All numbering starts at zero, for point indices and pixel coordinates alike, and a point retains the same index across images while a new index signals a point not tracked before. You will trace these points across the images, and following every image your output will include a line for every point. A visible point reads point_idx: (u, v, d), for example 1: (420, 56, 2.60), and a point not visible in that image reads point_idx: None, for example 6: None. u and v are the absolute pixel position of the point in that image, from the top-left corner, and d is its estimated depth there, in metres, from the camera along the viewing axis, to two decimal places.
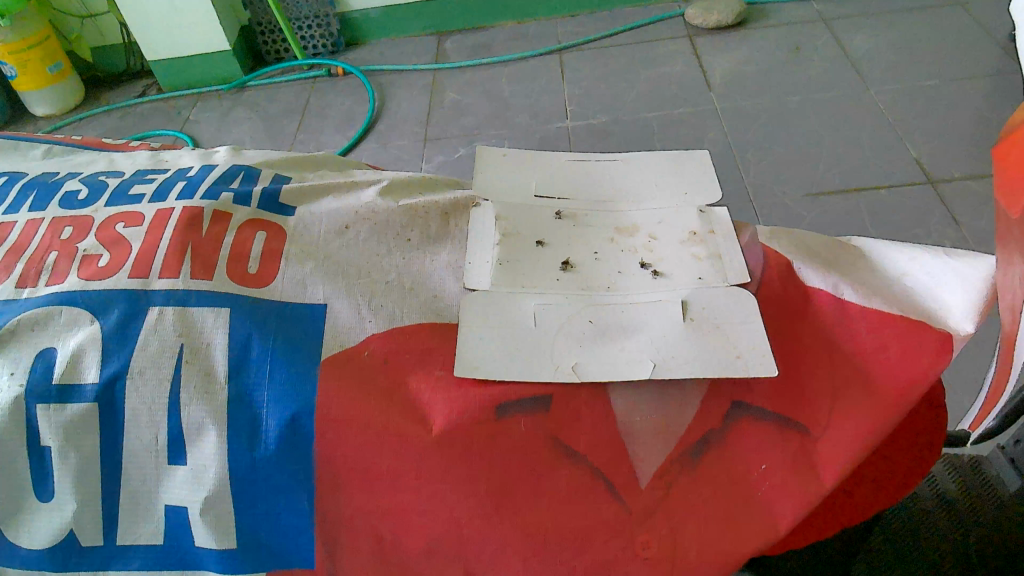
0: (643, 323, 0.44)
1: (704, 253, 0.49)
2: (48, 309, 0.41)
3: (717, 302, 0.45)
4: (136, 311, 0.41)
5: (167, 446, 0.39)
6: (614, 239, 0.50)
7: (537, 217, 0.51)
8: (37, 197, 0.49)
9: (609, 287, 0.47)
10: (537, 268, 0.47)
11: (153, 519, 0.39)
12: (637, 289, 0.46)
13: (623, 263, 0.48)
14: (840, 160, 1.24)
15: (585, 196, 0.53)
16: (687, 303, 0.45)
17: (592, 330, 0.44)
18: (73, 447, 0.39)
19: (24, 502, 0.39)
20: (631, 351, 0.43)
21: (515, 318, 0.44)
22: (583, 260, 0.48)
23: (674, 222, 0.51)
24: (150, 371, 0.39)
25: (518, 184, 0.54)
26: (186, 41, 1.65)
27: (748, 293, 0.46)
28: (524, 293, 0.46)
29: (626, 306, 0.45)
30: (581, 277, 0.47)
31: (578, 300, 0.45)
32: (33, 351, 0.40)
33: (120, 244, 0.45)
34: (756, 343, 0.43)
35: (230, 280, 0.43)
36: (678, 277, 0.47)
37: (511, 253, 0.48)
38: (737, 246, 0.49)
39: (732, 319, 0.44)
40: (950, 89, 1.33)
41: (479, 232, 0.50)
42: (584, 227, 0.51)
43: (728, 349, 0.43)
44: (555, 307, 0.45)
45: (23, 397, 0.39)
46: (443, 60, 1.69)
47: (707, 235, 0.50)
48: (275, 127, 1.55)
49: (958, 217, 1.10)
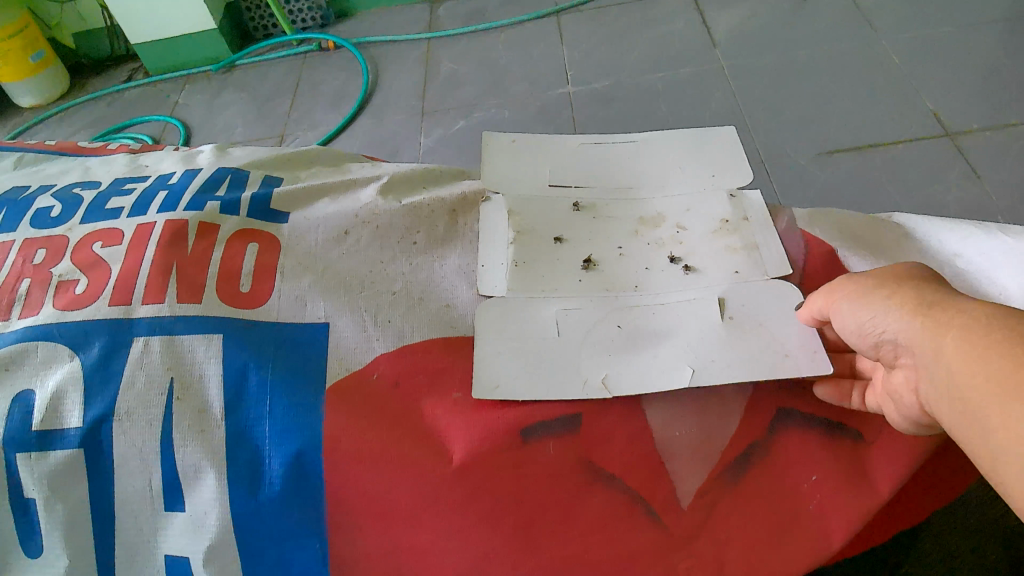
0: (677, 329, 0.41)
1: (739, 243, 0.45)
2: (23, 345, 0.37)
3: (757, 298, 0.41)
4: (119, 343, 0.37)
5: (163, 492, 0.35)
6: (639, 232, 0.46)
7: (552, 210, 0.47)
8: (6, 217, 0.45)
9: (636, 287, 0.43)
10: (554, 268, 0.44)
11: (152, 571, 0.35)
12: (668, 289, 0.43)
13: (650, 258, 0.44)
14: (855, 115, 1.19)
15: (603, 185, 0.49)
16: (723, 302, 0.41)
17: (621, 337, 0.41)
18: (58, 499, 0.35)
19: (9, 562, 0.35)
20: (666, 359, 0.40)
21: (535, 327, 0.41)
22: (605, 257, 0.44)
23: (703, 208, 0.47)
24: (139, 412, 0.36)
25: (531, 173, 0.50)
26: (168, 21, 1.58)
27: (788, 285, 0.42)
28: (543, 299, 0.42)
29: (658, 308, 0.42)
30: (606, 277, 0.43)
31: (604, 304, 0.42)
32: (9, 394, 0.37)
33: (98, 267, 0.41)
34: (805, 342, 0.39)
35: (222, 302, 0.39)
36: (713, 274, 0.43)
37: (527, 253, 0.44)
38: (774, 233, 0.45)
39: (773, 316, 0.41)
40: (967, 36, 1.27)
41: (490, 230, 0.46)
42: (603, 218, 0.47)
43: (774, 350, 0.39)
44: (578, 312, 0.42)
45: (1, 447, 0.35)
46: (435, 29, 1.62)
47: (740, 222, 0.46)
48: (267, 107, 1.49)
49: (980, 171, 1.06)
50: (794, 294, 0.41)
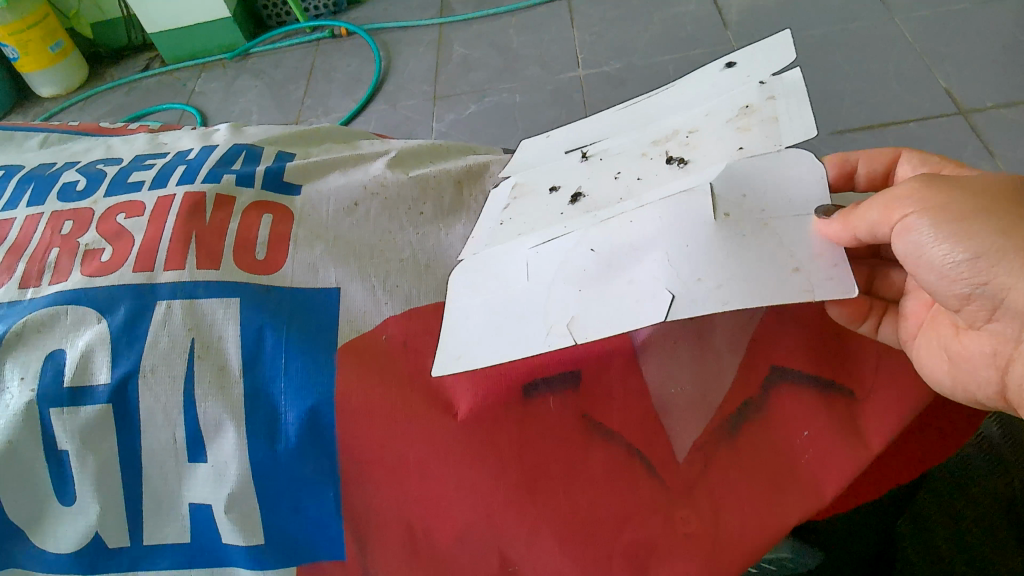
0: (662, 234, 0.35)
1: (753, 129, 0.38)
2: (54, 309, 0.40)
3: (765, 200, 0.36)
4: (144, 307, 0.39)
5: (186, 444, 0.38)
6: (645, 154, 0.42)
7: (563, 168, 0.45)
8: (35, 191, 0.47)
9: (620, 199, 0.40)
10: (543, 214, 0.42)
11: (178, 517, 0.38)
12: (659, 192, 0.38)
13: (647, 171, 0.41)
14: (867, 94, 1.19)
15: (614, 130, 0.46)
16: (716, 195, 0.36)
17: (599, 259, 0.36)
18: (90, 450, 0.38)
19: (48, 508, 0.39)
20: (643, 276, 0.34)
21: (506, 269, 0.39)
22: (599, 186, 0.42)
23: (721, 106, 0.41)
24: (163, 370, 0.38)
25: (547, 150, 0.49)
26: (183, 10, 1.60)
27: (796, 171, 0.36)
28: (529, 240, 0.40)
29: (642, 215, 0.37)
30: (593, 206, 0.40)
31: (584, 225, 0.39)
32: (42, 354, 0.39)
33: (122, 237, 0.43)
34: (818, 248, 0.34)
35: (239, 268, 0.42)
36: (716, 166, 0.38)
37: (527, 212, 0.43)
38: (797, 106, 0.38)
39: (778, 213, 0.35)
40: (982, 13, 1.26)
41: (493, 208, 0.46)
42: (609, 154, 0.44)
43: (783, 260, 0.33)
44: (555, 243, 0.38)
45: (36, 403, 0.38)
46: (447, 14, 1.63)
47: (761, 104, 0.39)
48: (282, 94, 1.51)
49: (993, 148, 1.06)
50: (802, 191, 0.36)
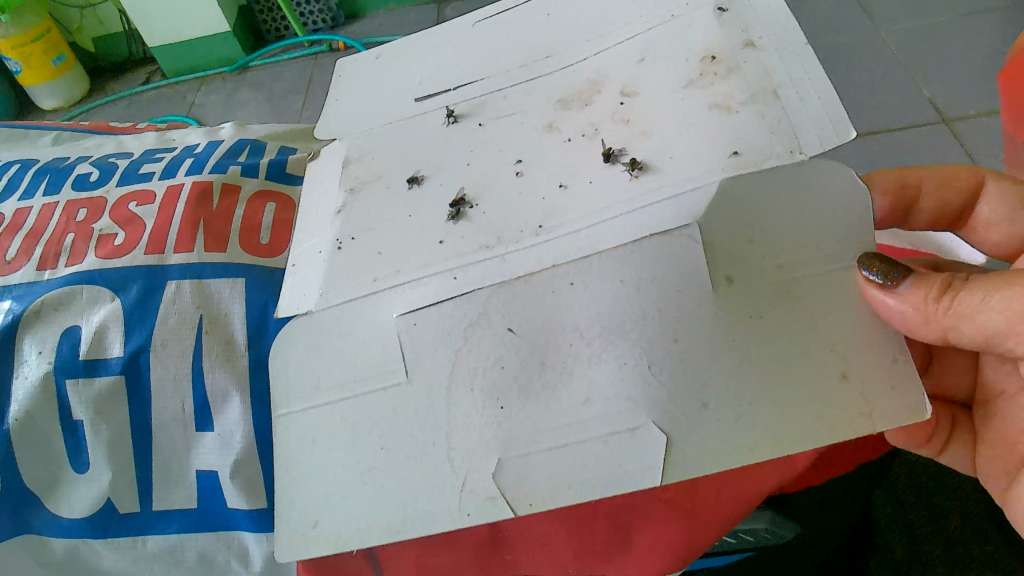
0: (654, 330, 0.31)
1: (738, 96, 0.36)
2: (70, 289, 0.45)
3: (778, 245, 0.31)
4: (154, 286, 0.44)
5: (194, 414, 0.42)
6: (553, 127, 0.38)
7: (410, 135, 0.41)
8: (50, 182, 0.51)
9: (540, 226, 0.34)
10: (388, 223, 0.37)
11: (184, 485, 0.43)
12: (605, 207, 0.34)
13: (572, 174, 0.36)
14: (852, 103, 1.22)
15: (460, 69, 0.44)
16: (718, 257, 0.31)
17: (525, 348, 0.31)
18: (103, 420, 0.42)
19: (62, 474, 0.43)
20: (603, 395, 0.30)
21: (388, 360, 0.32)
22: (492, 193, 0.36)
23: (670, 44, 0.39)
24: (173, 343, 0.43)
25: (374, 85, 0.46)
26: (184, 24, 1.62)
27: (830, 186, 0.32)
28: (397, 288, 0.34)
29: (593, 275, 0.32)
30: (479, 224, 0.35)
31: (490, 281, 0.33)
32: (59, 330, 0.44)
33: (134, 223, 0.47)
34: (869, 334, 0.30)
35: (243, 250, 0.46)
36: (708, 158, 0.34)
37: (374, 217, 0.38)
38: (807, 77, 0.36)
39: (796, 271, 0.31)
40: (964, 24, 1.30)
41: (314, 189, 0.43)
42: (502, 117, 0.40)
43: (829, 361, 0.30)
44: (434, 310, 0.32)
45: (52, 373, 0.43)
46: (444, 28, 1.67)
47: (730, 57, 0.37)
48: (281, 106, 1.55)
49: (975, 154, 1.09)
50: (817, 220, 0.31)
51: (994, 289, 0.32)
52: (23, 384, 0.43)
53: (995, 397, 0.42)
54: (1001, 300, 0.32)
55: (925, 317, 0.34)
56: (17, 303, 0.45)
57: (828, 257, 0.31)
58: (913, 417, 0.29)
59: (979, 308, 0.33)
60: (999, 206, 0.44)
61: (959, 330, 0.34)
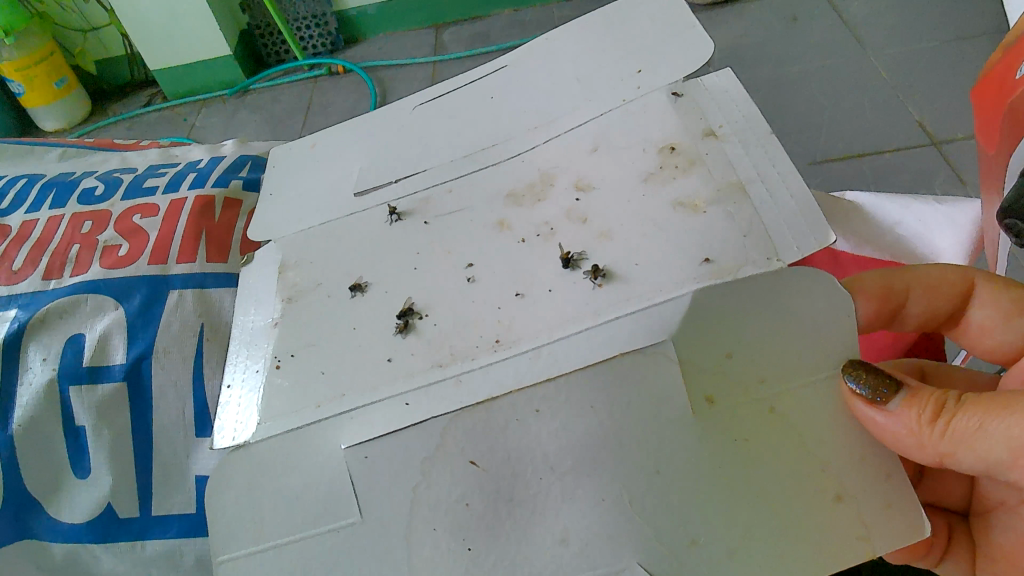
0: (626, 467, 0.35)
1: (703, 192, 0.42)
2: (75, 299, 0.57)
3: (760, 356, 0.35)
4: (156, 296, 0.57)
5: (195, 421, 0.54)
6: (504, 225, 0.45)
7: (351, 234, 0.49)
8: (56, 196, 0.65)
9: (496, 342, 0.39)
10: (332, 336, 0.43)
11: (184, 490, 0.53)
12: (567, 318, 0.39)
13: (528, 283, 0.41)
14: (842, 126, 1.24)
15: (392, 165, 0.52)
16: (695, 381, 0.35)
17: (488, 484, 0.35)
18: (105, 426, 0.53)
19: (65, 481, 0.53)
20: (577, 535, 0.34)
21: (341, 499, 0.36)
22: (441, 305, 0.42)
23: (622, 133, 0.47)
24: (174, 351, 0.55)
25: (312, 177, 0.55)
26: (185, 47, 1.65)
27: (805, 298, 0.36)
28: (341, 415, 0.39)
29: (556, 404, 0.36)
30: (429, 337, 0.41)
31: (449, 408, 0.37)
32: (64, 337, 0.56)
33: (138, 234, 0.61)
34: (857, 456, 0.34)
35: (241, 257, 0.61)
36: (678, 262, 0.39)
37: (317, 332, 0.44)
38: (775, 169, 0.42)
39: (778, 392, 0.35)
40: (952, 50, 1.33)
41: (253, 302, 0.48)
42: (453, 213, 0.47)
43: (824, 488, 0.34)
44: (382, 442, 0.37)
45: (56, 380, 0.54)
46: (442, 52, 1.70)
47: (690, 148, 0.44)
48: (281, 127, 1.57)
49: (962, 176, 1.11)
50: (797, 337, 0.36)
51: (991, 416, 0.35)
52: (28, 391, 0.54)
53: (998, 507, 0.44)
54: (1000, 427, 0.34)
55: (921, 442, 0.36)
56: (24, 312, 0.56)
57: (809, 372, 0.35)
58: (913, 534, 0.33)
59: (978, 434, 0.35)
60: (991, 311, 0.45)
61: (958, 456, 0.36)
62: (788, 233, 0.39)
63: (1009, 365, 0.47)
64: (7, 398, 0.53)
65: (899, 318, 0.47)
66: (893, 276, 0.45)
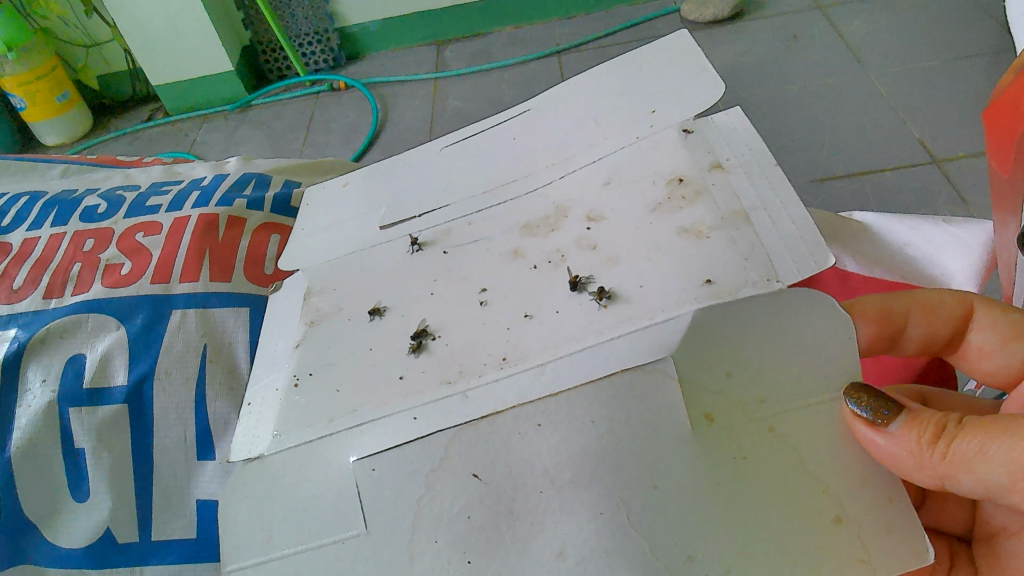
0: (624, 480, 0.34)
1: (707, 219, 0.42)
2: (76, 318, 0.57)
3: (760, 377, 0.35)
4: (159, 316, 0.57)
5: (197, 444, 0.54)
6: (519, 252, 0.45)
7: (370, 265, 0.48)
8: (57, 214, 0.66)
9: (503, 359, 0.39)
10: (349, 357, 0.43)
11: (185, 514, 0.53)
12: (571, 336, 0.39)
13: (537, 305, 0.41)
14: (843, 145, 1.25)
15: (418, 201, 0.52)
16: (694, 397, 0.35)
17: (490, 495, 0.35)
18: (104, 448, 0.53)
19: (62, 504, 0.52)
20: (576, 548, 0.33)
21: (347, 512, 0.36)
22: (454, 328, 0.42)
23: (632, 168, 0.47)
24: (176, 372, 0.55)
25: (340, 212, 0.55)
26: (187, 63, 1.66)
27: (807, 319, 0.36)
28: (352, 429, 0.38)
29: (557, 416, 0.36)
30: (440, 356, 0.40)
31: (456, 421, 0.37)
32: (64, 357, 0.55)
33: (140, 252, 0.61)
34: (856, 478, 0.34)
35: (247, 281, 0.62)
36: (679, 284, 0.39)
37: (333, 353, 0.44)
38: (778, 198, 0.42)
39: (777, 411, 0.34)
40: (951, 69, 1.33)
41: (277, 325, 0.49)
42: (472, 244, 0.47)
43: (822, 509, 0.33)
44: (391, 454, 0.36)
45: (55, 402, 0.54)
46: (443, 69, 1.70)
47: (697, 178, 0.44)
48: (282, 144, 1.57)
49: (963, 195, 1.11)
50: (799, 357, 0.35)
51: (990, 439, 0.34)
52: (26, 412, 0.53)
53: (1000, 532, 0.43)
54: (999, 451, 0.33)
55: (920, 463, 0.36)
56: (25, 331, 0.56)
57: (812, 393, 0.35)
58: (915, 559, 0.32)
59: (977, 458, 0.34)
60: (989, 334, 0.45)
61: (959, 479, 0.36)
62: (789, 257, 0.39)
63: (1010, 389, 0.46)
64: (5, 420, 0.53)
65: (899, 342, 0.46)
66: (892, 299, 0.45)
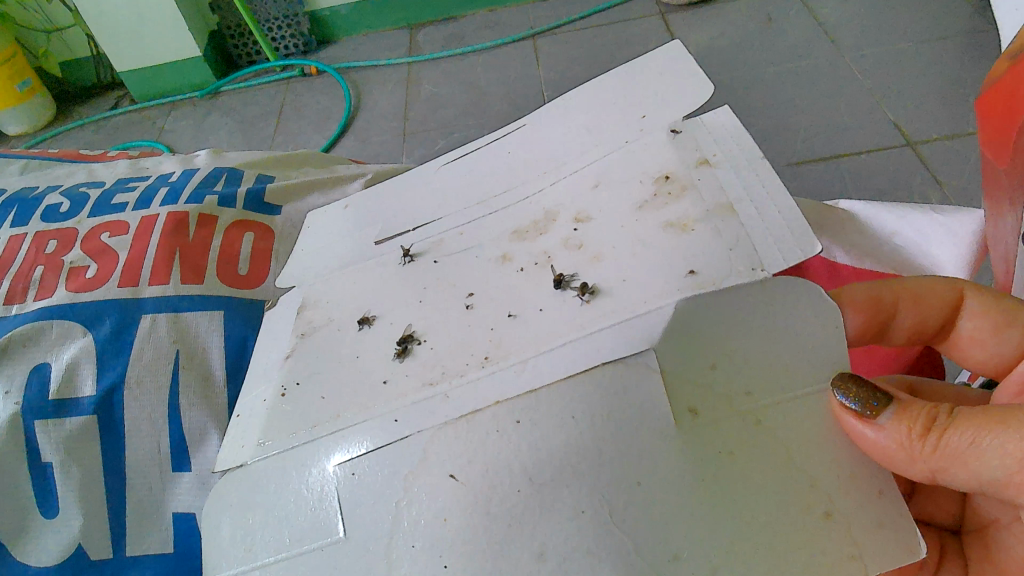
0: (608, 480, 0.33)
1: (693, 213, 0.41)
2: (39, 325, 0.55)
3: (746, 366, 0.34)
4: (127, 323, 0.55)
5: (171, 455, 0.53)
6: (508, 256, 0.43)
7: (363, 279, 0.47)
8: (19, 213, 0.63)
9: (485, 359, 0.38)
10: (335, 368, 0.41)
11: (161, 530, 0.52)
12: (556, 333, 0.37)
13: (521, 305, 0.40)
14: (820, 128, 1.24)
15: (414, 213, 0.51)
16: (677, 390, 0.34)
17: (468, 499, 0.33)
18: (73, 463, 0.52)
19: (32, 522, 0.51)
20: (557, 551, 0.31)
21: (323, 523, 0.34)
22: (441, 331, 0.40)
23: (620, 170, 0.45)
24: (147, 381, 0.54)
25: (336, 230, 0.54)
26: (153, 48, 1.61)
27: (794, 309, 0.35)
28: (334, 435, 0.37)
29: (537, 414, 0.34)
30: (424, 360, 0.39)
31: (436, 422, 0.35)
32: (27, 368, 0.54)
33: (106, 254, 0.59)
34: (848, 471, 0.32)
35: (223, 282, 0.60)
36: (662, 277, 0.38)
37: (321, 361, 0.42)
38: (764, 188, 0.40)
39: (765, 404, 0.33)
40: (925, 50, 1.33)
41: (272, 338, 0.47)
42: (461, 252, 0.45)
43: (812, 503, 0.32)
44: (372, 458, 0.35)
45: (19, 414, 0.52)
46: (416, 53, 1.67)
47: (684, 175, 0.43)
48: (252, 132, 1.53)
49: (939, 177, 1.11)
50: (785, 349, 0.34)
51: (984, 431, 0.33)
52: None
53: (991, 524, 0.43)
54: (995, 443, 0.33)
55: (912, 456, 0.35)
56: None
57: (801, 384, 0.34)
58: (908, 554, 0.31)
59: (972, 451, 0.33)
60: (980, 322, 0.44)
61: (951, 472, 0.35)
62: (775, 246, 0.38)
63: (999, 377, 0.45)
64: None
65: (888, 332, 0.46)
66: (880, 288, 0.44)
